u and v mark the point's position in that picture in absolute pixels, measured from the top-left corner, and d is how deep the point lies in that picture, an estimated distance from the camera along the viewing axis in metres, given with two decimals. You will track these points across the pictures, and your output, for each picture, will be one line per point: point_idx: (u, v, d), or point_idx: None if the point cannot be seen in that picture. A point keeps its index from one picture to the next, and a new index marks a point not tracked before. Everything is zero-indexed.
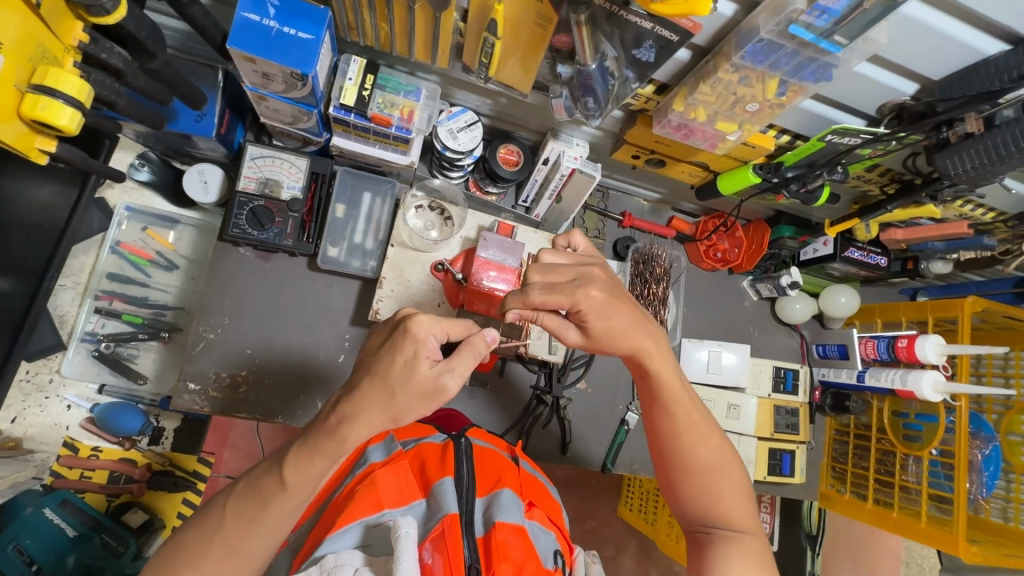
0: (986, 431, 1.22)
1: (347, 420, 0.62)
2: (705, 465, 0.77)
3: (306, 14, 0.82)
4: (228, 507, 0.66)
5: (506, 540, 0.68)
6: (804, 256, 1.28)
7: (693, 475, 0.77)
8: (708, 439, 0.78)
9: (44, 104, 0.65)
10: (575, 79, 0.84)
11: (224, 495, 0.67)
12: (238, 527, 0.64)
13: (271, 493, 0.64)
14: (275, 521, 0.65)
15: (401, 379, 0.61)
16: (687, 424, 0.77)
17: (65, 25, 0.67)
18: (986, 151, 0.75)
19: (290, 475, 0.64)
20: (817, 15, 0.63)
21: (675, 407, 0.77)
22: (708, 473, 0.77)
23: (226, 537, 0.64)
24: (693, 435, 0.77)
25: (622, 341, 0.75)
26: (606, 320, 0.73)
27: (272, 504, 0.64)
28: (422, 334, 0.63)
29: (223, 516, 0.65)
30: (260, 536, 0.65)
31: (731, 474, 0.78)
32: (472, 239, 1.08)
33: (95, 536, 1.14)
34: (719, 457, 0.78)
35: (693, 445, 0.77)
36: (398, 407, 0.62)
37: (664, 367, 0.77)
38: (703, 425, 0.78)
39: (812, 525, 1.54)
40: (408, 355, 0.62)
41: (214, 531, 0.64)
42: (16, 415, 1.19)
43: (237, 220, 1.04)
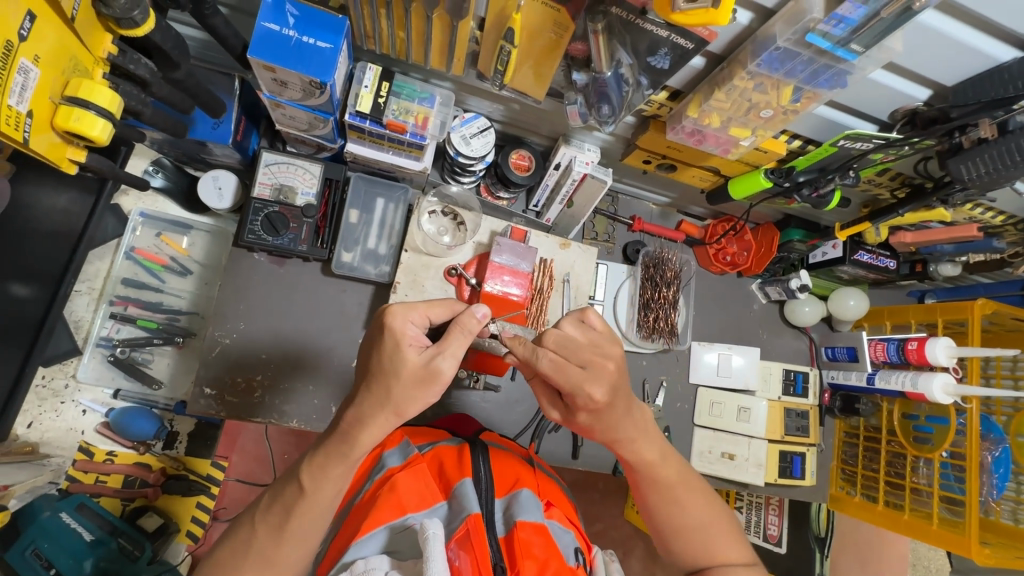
0: (996, 432, 1.23)
1: (363, 427, 0.64)
2: (695, 527, 0.77)
3: (324, 23, 0.83)
4: (257, 523, 0.66)
5: (529, 538, 0.68)
6: (813, 259, 1.29)
7: (687, 538, 0.77)
8: (696, 503, 0.77)
9: (77, 116, 0.66)
10: (590, 87, 0.85)
11: (252, 511, 0.68)
12: (269, 538, 0.65)
13: (294, 500, 0.65)
14: (301, 530, 0.65)
15: (391, 369, 0.63)
16: (675, 491, 0.77)
17: (95, 37, 0.68)
18: (1000, 157, 0.76)
19: (309, 480, 0.65)
20: (834, 24, 0.64)
21: (661, 479, 0.76)
22: (701, 532, 0.77)
23: (261, 548, 0.65)
24: (681, 499, 0.77)
25: (599, 431, 0.73)
26: (594, 414, 0.71)
27: (296, 510, 0.65)
28: (401, 326, 0.65)
29: (253, 530, 0.66)
30: (290, 546, 0.65)
31: (723, 528, 0.78)
32: (485, 244, 1.09)
33: (111, 540, 1.13)
34: (709, 516, 0.78)
35: (682, 512, 0.77)
36: (398, 401, 0.63)
37: (649, 441, 0.75)
38: (689, 486, 0.78)
39: (820, 527, 1.57)
40: (391, 348, 0.63)
41: (247, 545, 0.65)
42: (33, 420, 1.20)
43: (253, 226, 1.05)
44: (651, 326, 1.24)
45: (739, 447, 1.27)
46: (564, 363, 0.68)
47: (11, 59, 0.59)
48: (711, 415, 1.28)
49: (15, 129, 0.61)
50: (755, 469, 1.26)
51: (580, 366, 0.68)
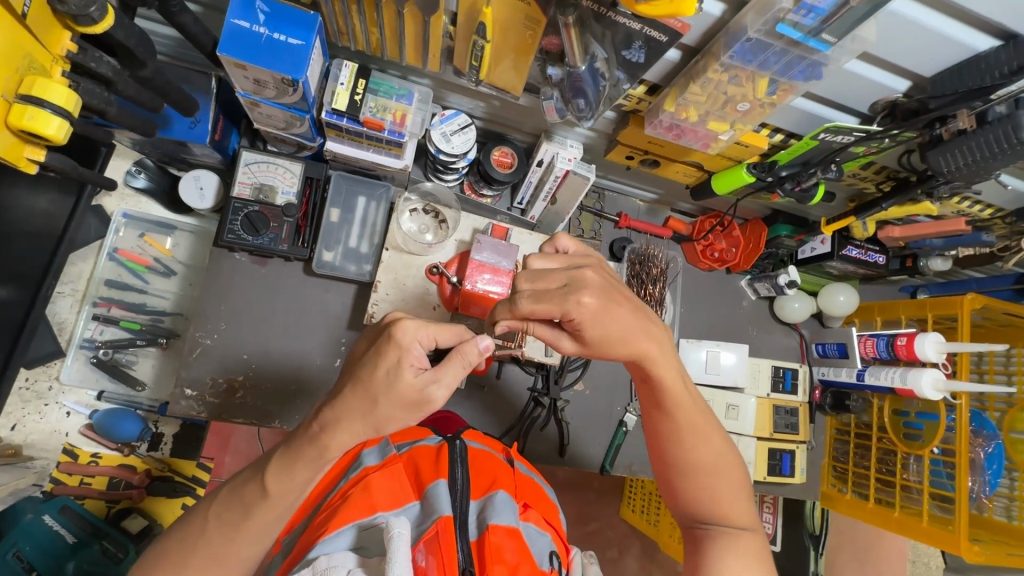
0: (988, 429, 1.20)
1: (323, 434, 0.62)
2: (704, 469, 0.76)
3: (295, 20, 0.82)
4: (210, 514, 0.65)
5: (500, 542, 0.68)
6: (801, 255, 1.28)
7: (694, 477, 0.76)
8: (710, 446, 0.76)
9: (31, 114, 0.65)
10: (565, 81, 0.84)
11: (207, 500, 0.67)
12: (221, 533, 0.64)
13: (254, 500, 0.64)
14: (257, 529, 0.65)
15: (385, 388, 0.60)
16: (691, 426, 0.76)
17: (52, 34, 0.67)
18: (982, 148, 0.75)
19: (274, 485, 0.64)
20: (804, 14, 0.63)
21: (679, 410, 0.75)
22: (710, 472, 0.76)
23: (210, 543, 0.64)
24: (694, 440, 0.76)
25: (623, 347, 0.70)
26: (606, 325, 0.68)
27: (254, 511, 0.64)
28: (408, 341, 0.62)
29: (206, 520, 0.65)
30: (245, 544, 0.65)
31: (731, 482, 0.76)
32: (466, 241, 1.07)
33: (94, 543, 1.13)
34: (719, 463, 0.76)
35: (694, 448, 0.76)
36: (381, 416, 0.61)
37: (667, 373, 0.73)
38: (706, 427, 0.76)
39: (815, 525, 1.53)
40: (391, 363, 0.61)
41: (199, 534, 0.65)
42: (17, 422, 1.20)
43: (233, 226, 1.04)
44: None
45: None
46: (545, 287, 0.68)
47: None
48: None
49: None
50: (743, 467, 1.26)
51: (560, 285, 0.68)
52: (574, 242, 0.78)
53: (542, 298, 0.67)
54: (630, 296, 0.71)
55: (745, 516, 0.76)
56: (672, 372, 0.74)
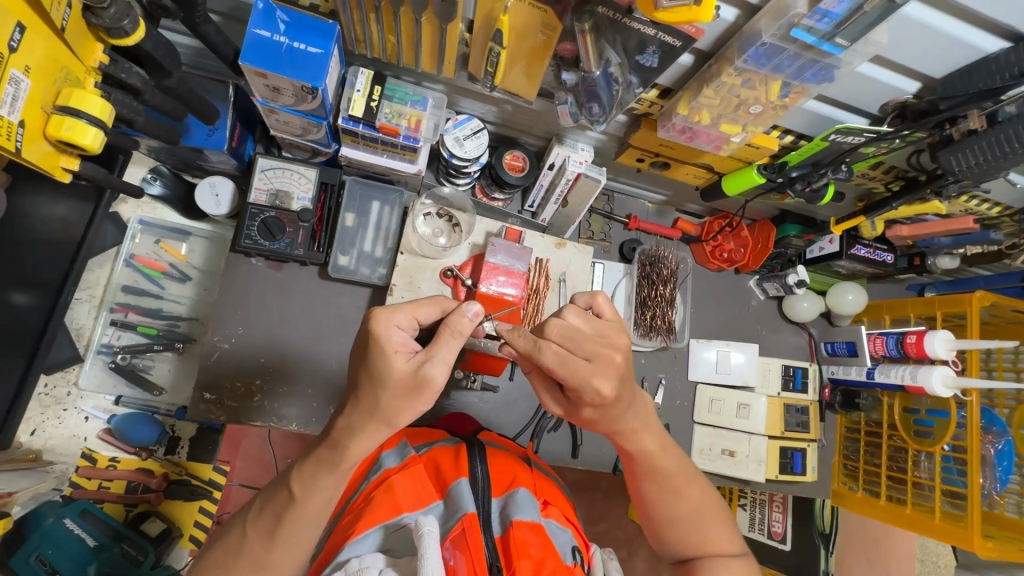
0: (998, 425, 1.22)
1: (350, 435, 0.64)
2: (689, 516, 0.76)
3: (315, 29, 0.84)
4: (248, 529, 0.67)
5: (525, 538, 0.69)
6: (810, 255, 1.29)
7: (680, 527, 0.76)
8: (692, 491, 0.77)
9: (69, 125, 0.67)
10: (580, 86, 0.86)
11: (243, 517, 0.69)
12: (261, 544, 0.65)
13: (284, 508, 0.65)
14: (291, 537, 0.66)
15: (377, 380, 0.63)
16: (672, 482, 0.76)
17: (86, 46, 0.69)
18: (992, 147, 0.76)
19: (299, 488, 0.65)
20: (818, 19, 0.64)
21: (659, 470, 0.75)
22: (694, 519, 0.76)
23: (250, 554, 0.65)
24: (676, 489, 0.76)
25: (609, 424, 0.72)
26: (606, 410, 0.69)
27: (285, 517, 0.65)
28: (386, 331, 0.64)
29: (245, 538, 0.66)
30: (283, 554, 0.66)
31: (716, 519, 0.77)
32: (480, 244, 1.10)
33: (115, 545, 1.15)
34: (703, 506, 0.77)
35: (676, 501, 0.76)
36: (386, 410, 0.63)
37: (647, 436, 0.74)
38: (687, 478, 0.77)
39: (825, 523, 1.53)
40: (378, 357, 0.63)
41: (239, 552, 0.66)
42: (36, 427, 1.21)
43: (249, 231, 1.05)
44: (649, 324, 1.24)
45: (739, 444, 1.27)
46: (570, 355, 0.66)
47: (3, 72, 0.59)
48: (711, 413, 1.28)
49: (8, 139, 0.62)
50: (756, 466, 1.26)
51: (586, 359, 0.66)
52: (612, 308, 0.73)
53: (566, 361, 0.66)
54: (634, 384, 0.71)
55: (734, 549, 0.77)
56: (650, 434, 0.75)
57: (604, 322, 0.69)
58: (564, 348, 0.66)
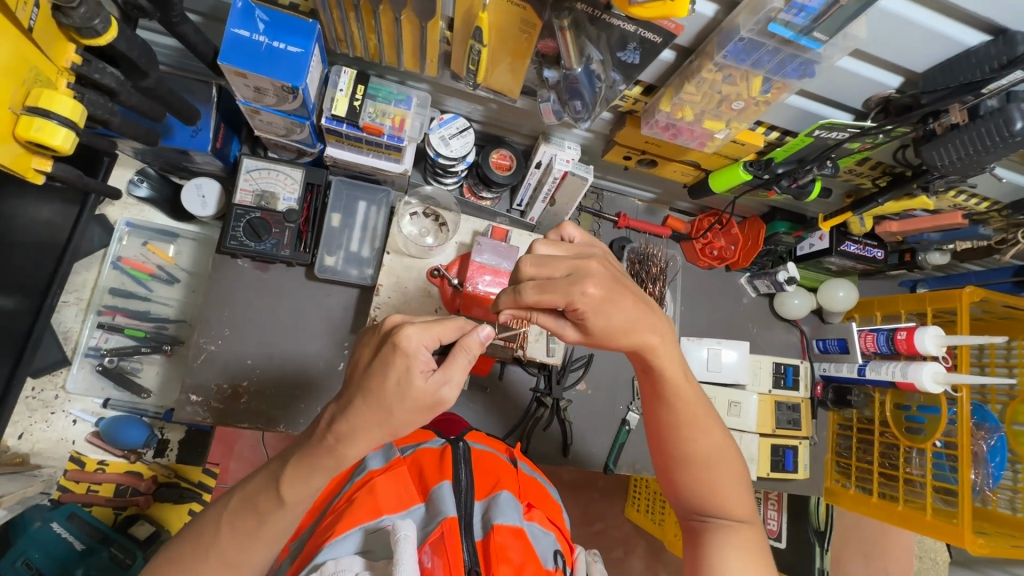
0: (990, 421, 1.21)
1: (327, 434, 0.63)
2: (706, 460, 0.76)
3: (294, 28, 0.83)
4: (223, 519, 0.66)
5: (505, 542, 0.68)
6: (800, 251, 1.29)
7: (693, 471, 0.77)
8: (712, 434, 0.77)
9: (38, 125, 0.67)
10: (562, 83, 0.86)
11: (219, 507, 0.67)
12: (233, 541, 0.65)
13: (268, 509, 0.64)
14: (270, 536, 0.66)
15: (397, 397, 0.60)
16: (688, 420, 0.76)
17: (57, 47, 0.68)
18: (975, 141, 0.76)
19: (287, 492, 0.64)
20: (795, 13, 0.64)
21: (678, 402, 0.76)
22: (709, 464, 0.76)
23: (223, 551, 0.65)
24: (693, 429, 0.76)
25: (626, 338, 0.70)
26: (611, 314, 0.68)
27: (269, 518, 0.65)
28: (411, 346, 0.61)
29: (218, 527, 0.65)
30: (255, 550, 0.65)
31: (730, 474, 0.77)
32: (467, 244, 1.09)
33: (103, 549, 1.16)
34: (721, 454, 0.77)
35: (693, 442, 0.76)
36: (397, 422, 0.62)
37: (669, 363, 0.74)
38: (707, 419, 0.77)
39: (820, 521, 1.51)
40: (400, 371, 0.60)
41: (212, 544, 0.65)
42: (24, 431, 1.21)
43: (235, 233, 1.05)
44: None
45: None
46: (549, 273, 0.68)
47: None
48: None
49: None
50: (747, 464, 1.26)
51: (565, 273, 0.68)
52: (580, 232, 0.79)
53: (548, 288, 0.66)
54: (632, 291, 0.70)
55: (744, 508, 0.76)
56: (673, 361, 0.75)
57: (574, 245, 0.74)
58: (541, 273, 0.68)
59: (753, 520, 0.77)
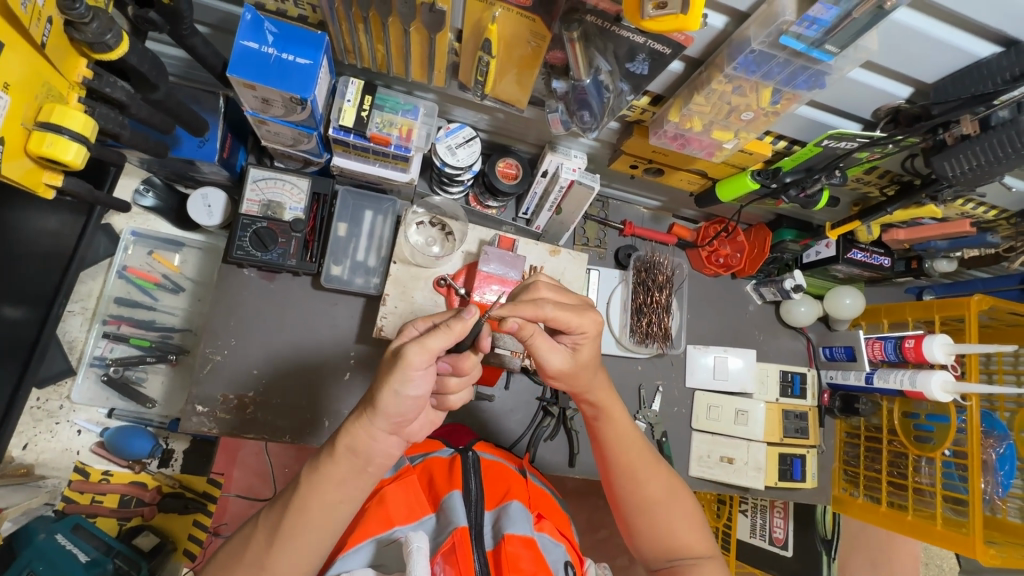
0: (999, 429, 1.21)
1: None
2: (658, 502, 0.81)
3: (303, 40, 0.83)
4: (259, 523, 0.67)
5: (516, 552, 0.68)
6: (806, 259, 1.28)
7: (649, 513, 0.81)
8: (661, 476, 0.82)
9: (50, 141, 0.66)
10: (570, 94, 0.86)
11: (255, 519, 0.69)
12: (264, 542, 0.65)
13: (290, 496, 0.66)
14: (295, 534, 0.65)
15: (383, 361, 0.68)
16: (638, 465, 0.81)
17: (69, 62, 0.68)
18: (987, 151, 0.75)
19: (304, 479, 0.66)
20: (807, 26, 0.64)
21: (626, 449, 0.82)
22: (663, 505, 0.81)
23: (256, 550, 0.65)
24: (646, 473, 0.81)
25: (591, 378, 0.79)
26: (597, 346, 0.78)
27: (291, 508, 0.65)
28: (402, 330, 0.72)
29: (254, 531, 0.67)
30: (285, 551, 0.64)
31: (684, 513, 0.81)
32: (474, 253, 1.08)
33: (107, 561, 1.12)
34: (671, 494, 0.82)
35: (646, 484, 0.81)
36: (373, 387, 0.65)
37: (616, 413, 0.82)
38: (655, 463, 0.83)
39: (826, 529, 1.49)
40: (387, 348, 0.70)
41: (245, 546, 0.66)
42: (28, 442, 1.21)
43: (242, 242, 1.05)
44: (644, 331, 1.22)
45: (738, 451, 1.25)
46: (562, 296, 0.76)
47: None
48: (709, 420, 1.26)
49: None
50: (754, 473, 1.25)
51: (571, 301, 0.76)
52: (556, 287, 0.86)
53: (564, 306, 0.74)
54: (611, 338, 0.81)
55: (701, 545, 0.80)
56: (619, 411, 0.83)
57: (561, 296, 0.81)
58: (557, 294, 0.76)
59: (712, 554, 0.81)
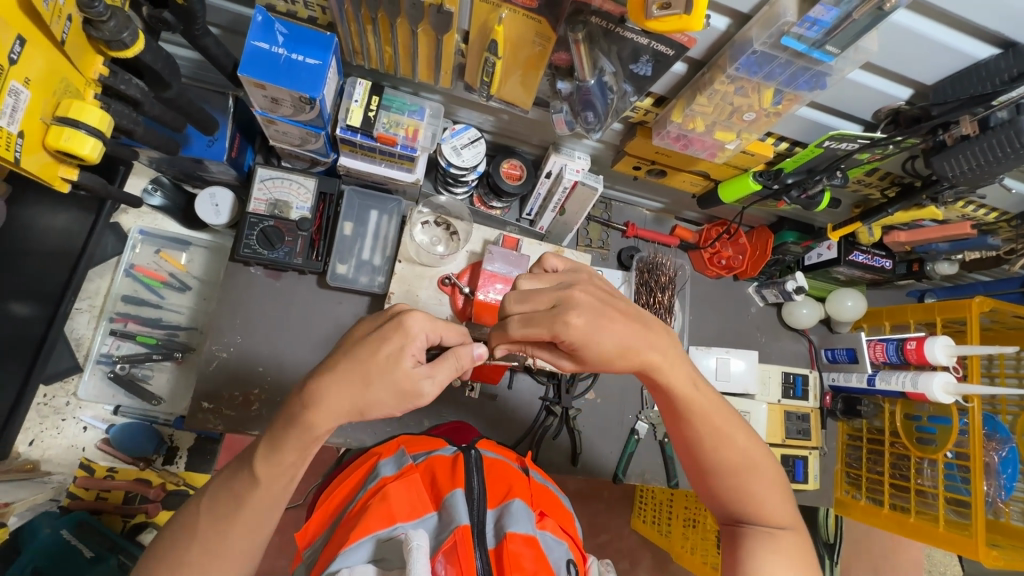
0: (1001, 432, 1.21)
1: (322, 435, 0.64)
2: (737, 465, 0.75)
3: (313, 41, 0.85)
4: (201, 515, 0.67)
5: (518, 550, 0.68)
6: (808, 261, 1.29)
7: (727, 477, 0.75)
8: (740, 439, 0.75)
9: (68, 135, 0.68)
10: (575, 95, 0.87)
11: (196, 502, 0.69)
12: (212, 526, 0.66)
13: (245, 490, 0.66)
14: (248, 517, 0.66)
15: (381, 369, 0.64)
16: (717, 426, 0.75)
17: (86, 59, 0.70)
18: (987, 151, 0.76)
19: (261, 470, 0.66)
20: (808, 27, 0.65)
21: (702, 411, 0.75)
22: (742, 470, 0.75)
23: (204, 538, 0.65)
24: (725, 435, 0.75)
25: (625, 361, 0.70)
26: (609, 338, 0.69)
27: (246, 499, 0.66)
28: (414, 329, 0.66)
29: (197, 514, 0.67)
30: (238, 535, 0.66)
31: (766, 478, 0.75)
32: (478, 252, 1.08)
33: (111, 557, 1.13)
34: (753, 457, 0.75)
35: (725, 447, 0.75)
36: (370, 398, 0.64)
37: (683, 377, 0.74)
38: (734, 425, 0.76)
39: (829, 532, 1.50)
40: (394, 349, 0.65)
41: (192, 534, 0.66)
42: (35, 438, 1.21)
43: (248, 241, 1.06)
44: None
45: None
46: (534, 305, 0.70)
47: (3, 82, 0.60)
48: None
49: (7, 149, 0.62)
50: None
51: (548, 305, 0.70)
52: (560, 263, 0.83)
53: (534, 320, 0.69)
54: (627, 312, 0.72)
55: (783, 513, 0.74)
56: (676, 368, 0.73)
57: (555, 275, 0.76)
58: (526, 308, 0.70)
59: (796, 524, 0.75)
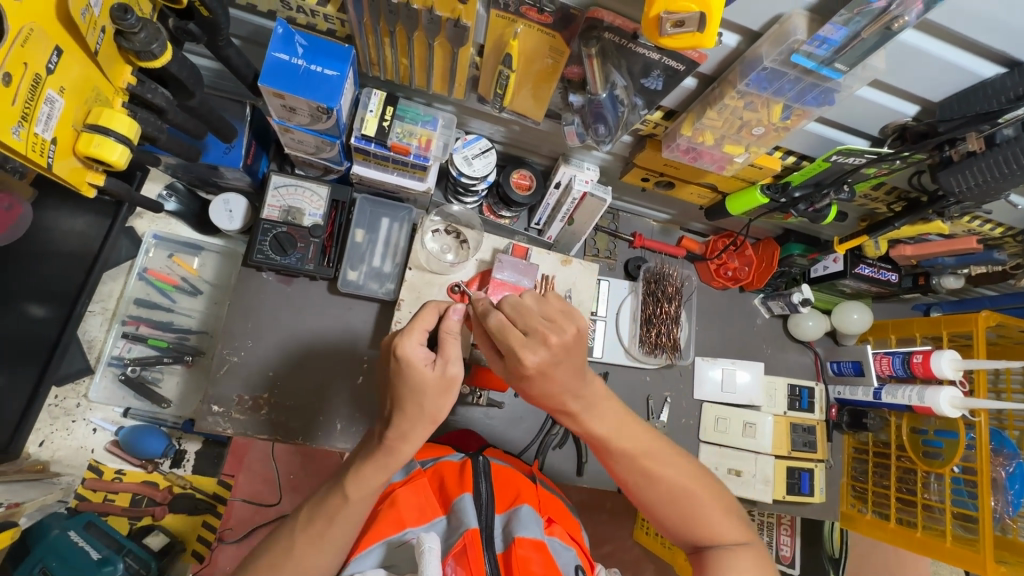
0: (1008, 447, 1.20)
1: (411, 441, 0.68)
2: (677, 494, 0.76)
3: (331, 52, 0.87)
4: (295, 536, 0.68)
5: (527, 555, 0.69)
6: (814, 273, 1.30)
7: (672, 507, 0.76)
8: (672, 466, 0.77)
9: (97, 142, 0.70)
10: (587, 108, 0.89)
11: (290, 523, 0.70)
12: (309, 546, 0.67)
13: (338, 509, 0.68)
14: (339, 536, 0.68)
15: (412, 393, 0.66)
16: (647, 460, 0.76)
17: (115, 68, 0.72)
18: (994, 167, 0.78)
19: (354, 489, 0.69)
20: (817, 45, 0.66)
21: (631, 449, 0.76)
22: (683, 498, 0.76)
23: (299, 559, 0.66)
24: (657, 466, 0.76)
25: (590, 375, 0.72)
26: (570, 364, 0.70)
27: (338, 517, 0.68)
28: (412, 356, 0.66)
29: (292, 537, 0.68)
30: (326, 553, 0.68)
31: (708, 498, 0.76)
32: (487, 261, 1.10)
33: (118, 560, 1.12)
34: (689, 480, 0.77)
35: (660, 479, 0.76)
36: (430, 410, 0.68)
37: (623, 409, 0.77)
38: (665, 453, 0.77)
39: (835, 548, 1.55)
40: (409, 380, 0.66)
41: (287, 555, 0.66)
42: (45, 439, 1.23)
43: (261, 247, 1.08)
44: (654, 342, 1.23)
45: (745, 463, 1.25)
46: (510, 326, 0.68)
47: (39, 92, 0.62)
48: (718, 432, 1.27)
49: (41, 154, 0.65)
50: (763, 485, 1.24)
51: (524, 331, 0.68)
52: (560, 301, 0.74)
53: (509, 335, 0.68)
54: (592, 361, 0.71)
55: (736, 531, 0.75)
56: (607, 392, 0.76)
57: (557, 307, 0.71)
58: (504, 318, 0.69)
59: (749, 536, 0.76)
